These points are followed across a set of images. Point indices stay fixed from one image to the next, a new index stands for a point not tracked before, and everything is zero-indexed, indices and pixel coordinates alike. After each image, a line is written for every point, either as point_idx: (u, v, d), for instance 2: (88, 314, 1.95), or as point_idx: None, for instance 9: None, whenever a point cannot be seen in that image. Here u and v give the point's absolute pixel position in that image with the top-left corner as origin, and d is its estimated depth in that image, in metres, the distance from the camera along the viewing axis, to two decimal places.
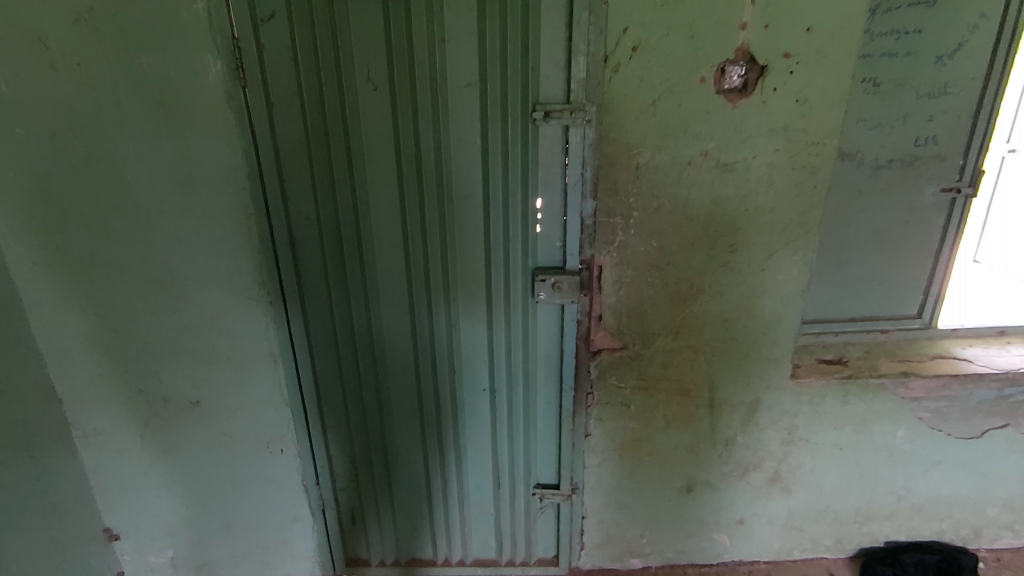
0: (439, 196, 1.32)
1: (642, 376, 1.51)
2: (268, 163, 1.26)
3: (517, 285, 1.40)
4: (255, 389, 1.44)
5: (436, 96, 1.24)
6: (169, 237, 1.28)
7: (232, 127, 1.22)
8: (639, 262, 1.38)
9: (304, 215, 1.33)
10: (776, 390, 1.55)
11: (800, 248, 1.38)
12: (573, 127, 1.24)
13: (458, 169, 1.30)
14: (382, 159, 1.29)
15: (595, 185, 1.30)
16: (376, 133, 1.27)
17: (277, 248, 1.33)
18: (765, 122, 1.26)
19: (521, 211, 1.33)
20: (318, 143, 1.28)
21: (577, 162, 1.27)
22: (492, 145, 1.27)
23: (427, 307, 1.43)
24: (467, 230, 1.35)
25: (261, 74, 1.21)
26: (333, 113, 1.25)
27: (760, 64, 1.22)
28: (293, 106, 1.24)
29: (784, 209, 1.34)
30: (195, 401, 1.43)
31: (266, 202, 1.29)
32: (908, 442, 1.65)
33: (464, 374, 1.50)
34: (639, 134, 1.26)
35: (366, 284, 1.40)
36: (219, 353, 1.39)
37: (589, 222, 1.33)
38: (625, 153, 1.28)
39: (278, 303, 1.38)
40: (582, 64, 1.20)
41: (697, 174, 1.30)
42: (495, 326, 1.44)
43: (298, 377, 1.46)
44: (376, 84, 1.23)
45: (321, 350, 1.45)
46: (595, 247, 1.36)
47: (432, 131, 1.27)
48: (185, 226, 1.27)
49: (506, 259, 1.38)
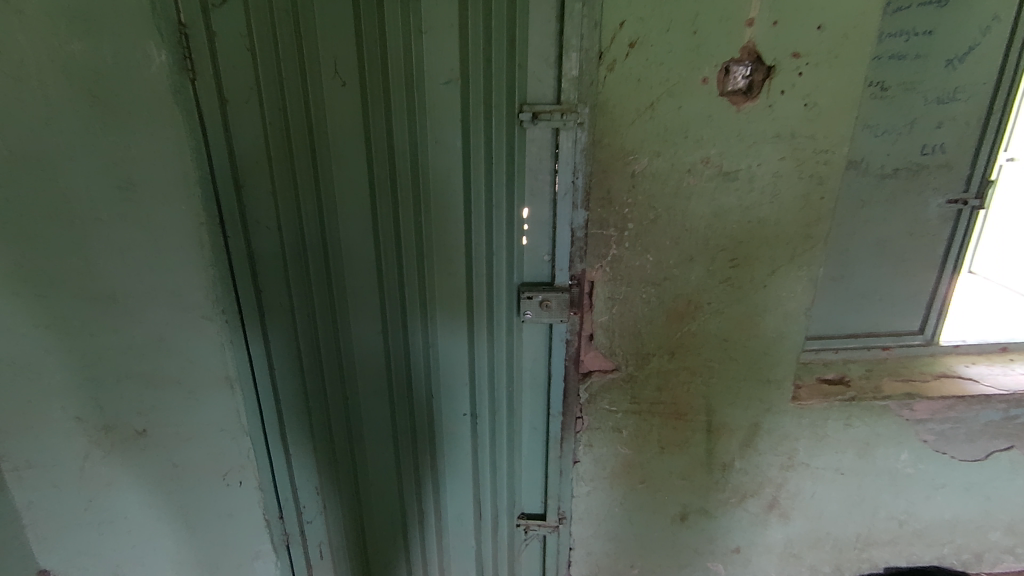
0: (416, 204, 1.20)
1: (636, 400, 1.40)
2: (222, 168, 1.13)
3: (502, 302, 1.28)
4: (210, 418, 1.27)
5: (413, 93, 1.12)
6: (109, 253, 1.09)
7: (179, 126, 1.06)
8: (634, 278, 1.27)
9: (263, 225, 1.19)
10: (777, 414, 1.45)
11: (806, 264, 1.29)
12: (564, 131, 1.13)
13: (438, 175, 1.17)
14: (352, 163, 1.16)
15: (587, 194, 1.18)
16: (344, 134, 1.14)
17: (234, 261, 1.20)
18: (771, 127, 1.16)
19: (506, 222, 1.21)
20: (280, 144, 1.14)
21: (567, 169, 1.15)
22: (475, 149, 1.15)
23: (403, 324, 1.31)
24: (447, 241, 1.22)
25: (213, 65, 1.07)
26: (296, 111, 1.12)
27: (767, 64, 1.11)
28: (250, 102, 1.10)
29: (789, 221, 1.24)
30: (142, 429, 1.23)
31: (221, 211, 1.16)
32: (912, 466, 1.57)
33: (443, 397, 1.38)
34: (635, 139, 1.15)
35: (334, 299, 1.27)
36: (169, 377, 1.21)
37: (580, 234, 1.21)
38: (620, 159, 1.17)
39: (234, 322, 1.24)
40: (575, 61, 1.09)
41: (697, 183, 1.19)
42: (477, 344, 1.32)
43: (259, 402, 1.32)
44: (343, 79, 1.11)
45: (284, 374, 1.32)
46: (586, 262, 1.25)
47: (408, 132, 1.14)
48: (128, 238, 1.09)
49: (490, 273, 1.25)
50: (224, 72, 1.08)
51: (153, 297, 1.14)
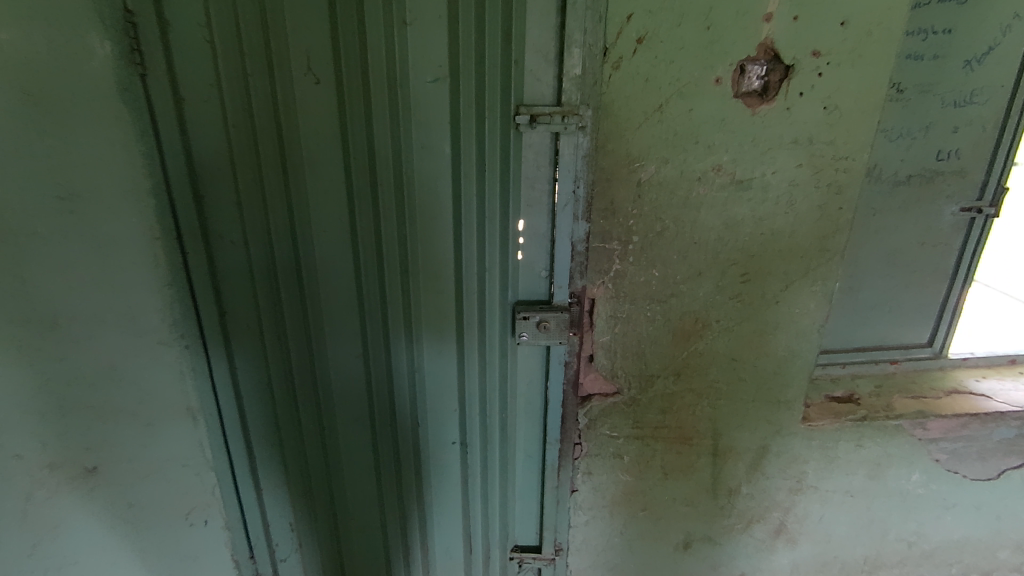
0: (401, 216, 1.08)
1: (639, 425, 1.30)
2: (178, 176, 0.98)
3: (494, 322, 1.18)
4: (170, 454, 1.11)
5: (396, 94, 1.00)
6: (44, 262, 0.87)
7: (126, 127, 0.90)
8: (638, 295, 1.17)
9: (227, 239, 1.05)
10: (787, 436, 1.37)
11: (820, 278, 1.20)
12: (565, 135, 1.02)
13: (424, 183, 1.06)
14: (329, 169, 1.03)
15: (589, 204, 1.07)
16: (319, 137, 1.02)
17: (195, 282, 1.06)
18: (787, 132, 1.07)
19: (499, 234, 1.11)
20: (245, 150, 1.00)
21: (568, 177, 1.05)
22: (466, 155, 1.04)
23: (385, 345, 1.19)
24: (434, 256, 1.11)
25: (164, 58, 0.92)
26: (264, 111, 0.99)
27: (786, 63, 1.02)
28: (211, 102, 0.96)
29: (804, 233, 1.16)
30: (93, 467, 1.00)
31: (179, 226, 1.02)
32: (923, 486, 1.50)
33: (429, 424, 1.26)
34: (641, 144, 1.05)
35: (308, 320, 1.15)
36: (122, 407, 1.01)
37: (581, 248, 1.10)
38: (626, 167, 1.06)
39: (195, 347, 1.10)
40: (578, 57, 0.98)
41: (707, 192, 1.10)
42: (467, 367, 1.21)
43: (224, 433, 1.19)
44: (317, 76, 0.98)
45: (252, 403, 1.19)
46: (587, 278, 1.14)
47: (390, 138, 1.02)
48: (69, 252, 0.89)
49: (482, 291, 1.15)
50: (179, 67, 0.94)
51: (100, 317, 0.95)
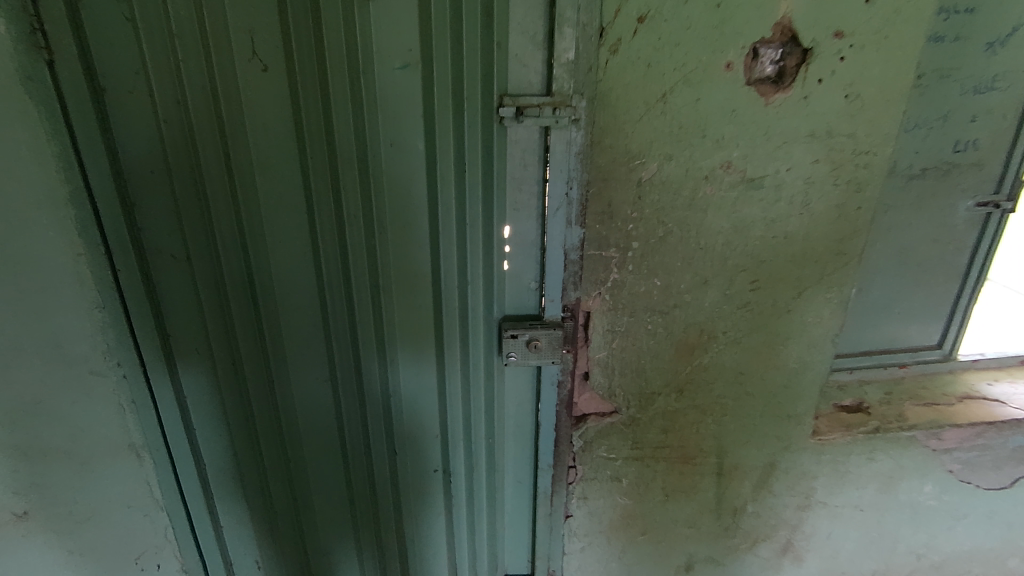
0: (369, 225, 0.94)
1: (638, 445, 1.19)
2: (101, 181, 0.82)
3: (479, 341, 1.05)
4: (113, 494, 0.98)
5: (357, 84, 0.85)
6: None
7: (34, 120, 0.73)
8: (638, 306, 1.05)
9: (167, 254, 0.91)
10: (796, 452, 1.27)
11: (835, 284, 1.09)
12: (556, 129, 0.89)
13: (395, 188, 0.92)
14: (283, 173, 0.88)
15: (583, 207, 0.96)
16: (269, 135, 0.86)
17: (131, 305, 0.90)
18: (805, 123, 0.95)
19: (482, 243, 0.98)
20: (180, 149, 0.85)
21: (560, 178, 0.93)
22: (443, 153, 0.90)
23: (356, 368, 1.05)
24: (409, 268, 0.98)
25: (76, 39, 0.76)
26: (200, 104, 0.83)
27: (804, 46, 0.90)
28: (138, 93, 0.81)
29: (820, 236, 1.05)
30: (21, 513, 0.91)
31: (107, 241, 0.85)
32: (936, 498, 1.41)
33: (408, 452, 1.13)
34: (642, 139, 0.92)
35: (265, 343, 1.00)
36: (51, 447, 0.90)
37: (575, 257, 0.99)
38: (625, 165, 0.94)
39: (136, 376, 0.94)
40: (570, 40, 0.85)
41: (714, 192, 0.98)
42: (449, 390, 1.08)
43: (174, 468, 1.04)
44: (265, 62, 0.82)
45: (207, 435, 1.05)
46: (581, 289, 1.02)
47: (354, 133, 0.88)
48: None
49: (464, 307, 1.02)
50: (96, 50, 0.78)
51: (19, 349, 0.82)
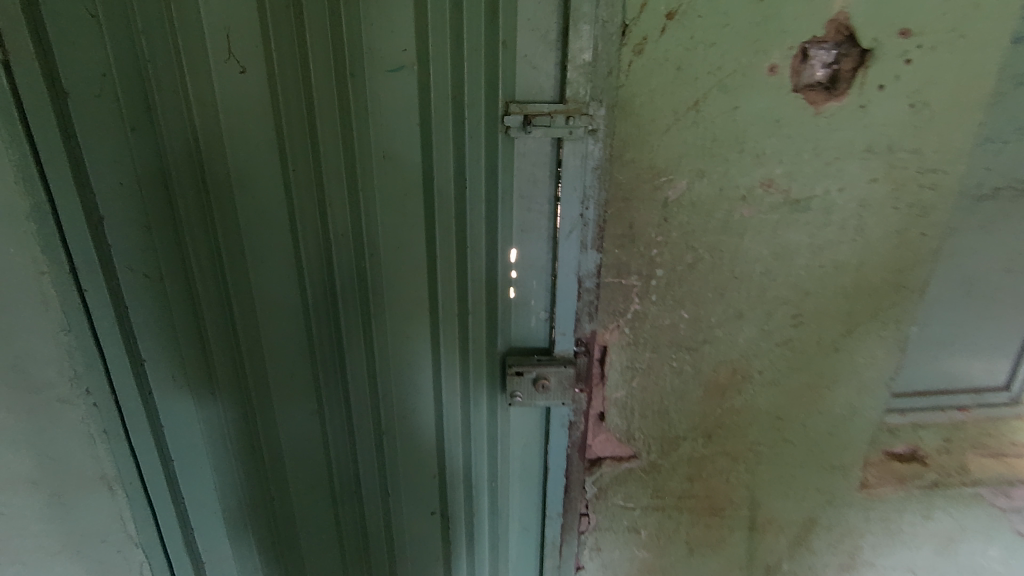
0: (358, 246, 0.84)
1: (659, 494, 1.07)
2: (66, 193, 0.73)
3: (480, 376, 0.95)
4: (81, 527, 0.91)
5: (344, 89, 0.76)
6: None
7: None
8: (661, 341, 0.93)
9: (139, 273, 0.81)
10: (840, 506, 1.12)
11: (892, 320, 0.95)
12: (570, 141, 0.78)
13: (388, 206, 0.82)
14: (263, 187, 0.79)
15: (601, 230, 0.85)
16: (247, 144, 0.76)
17: (100, 331, 0.82)
18: (861, 136, 0.82)
19: (484, 269, 0.87)
20: (149, 160, 0.75)
21: (574, 198, 0.82)
22: (443, 167, 0.80)
23: (345, 401, 0.95)
24: (403, 295, 0.88)
25: (36, 35, 0.67)
26: (171, 109, 0.73)
27: (862, 47, 0.77)
28: (106, 96, 0.71)
29: (876, 266, 0.91)
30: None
31: (73, 260, 0.77)
32: (1004, 563, 1.24)
33: (402, 492, 1.03)
34: (669, 153, 0.81)
35: (245, 374, 0.91)
36: (29, 475, 0.85)
37: (590, 285, 0.88)
38: (648, 182, 0.83)
39: (107, 406, 0.86)
40: (587, 38, 0.74)
41: (753, 214, 0.85)
42: (447, 428, 0.98)
43: (152, 506, 0.95)
44: (243, 64, 0.72)
45: (195, 469, 0.97)
46: (597, 320, 0.91)
47: (340, 145, 0.79)
48: None
49: (464, 338, 0.92)
50: (58, 46, 0.68)
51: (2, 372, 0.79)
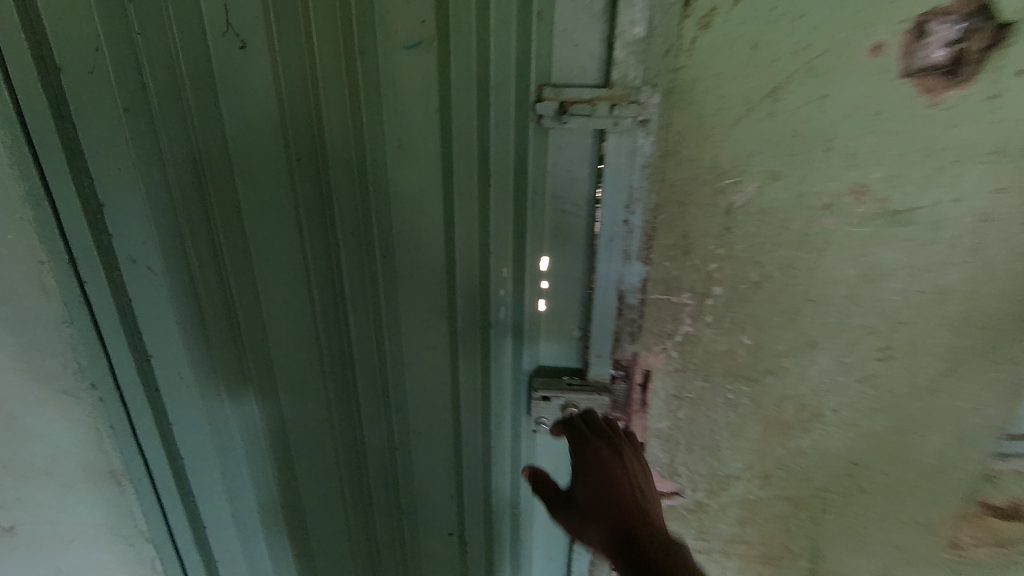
0: (368, 245, 0.75)
1: (704, 532, 0.96)
2: (58, 178, 0.69)
3: (504, 395, 0.85)
4: (93, 517, 0.91)
5: (352, 66, 0.66)
6: None
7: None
8: (714, 369, 0.81)
9: (141, 265, 0.75)
10: (921, 566, 0.96)
11: (1010, 362, 0.77)
12: (615, 134, 0.67)
13: (402, 200, 0.72)
14: (266, 176, 0.71)
15: (648, 239, 0.73)
16: (249, 127, 0.68)
17: (102, 323, 0.78)
18: (990, 135, 0.64)
19: (511, 278, 0.76)
20: (145, 145, 0.68)
21: (617, 201, 0.70)
22: (464, 159, 0.69)
23: (355, 411, 0.87)
24: (418, 302, 0.79)
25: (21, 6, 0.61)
26: (165, 90, 0.66)
27: (1000, 21, 0.59)
28: (98, 72, 0.64)
29: (996, 295, 0.73)
30: (8, 526, 0.89)
31: (71, 249, 0.73)
32: None
33: (417, 511, 0.96)
34: (735, 151, 0.67)
35: (248, 377, 0.84)
36: (30, 462, 0.85)
37: (632, 301, 0.77)
38: (708, 185, 0.69)
39: (113, 402, 0.83)
40: (640, 9, 0.61)
41: (838, 227, 0.70)
42: (465, 449, 0.89)
43: (160, 501, 0.92)
44: (242, 37, 0.64)
45: (204, 471, 0.91)
46: (639, 341, 0.80)
47: (349, 132, 0.69)
48: None
49: (486, 354, 0.81)
50: (47, 16, 0.62)
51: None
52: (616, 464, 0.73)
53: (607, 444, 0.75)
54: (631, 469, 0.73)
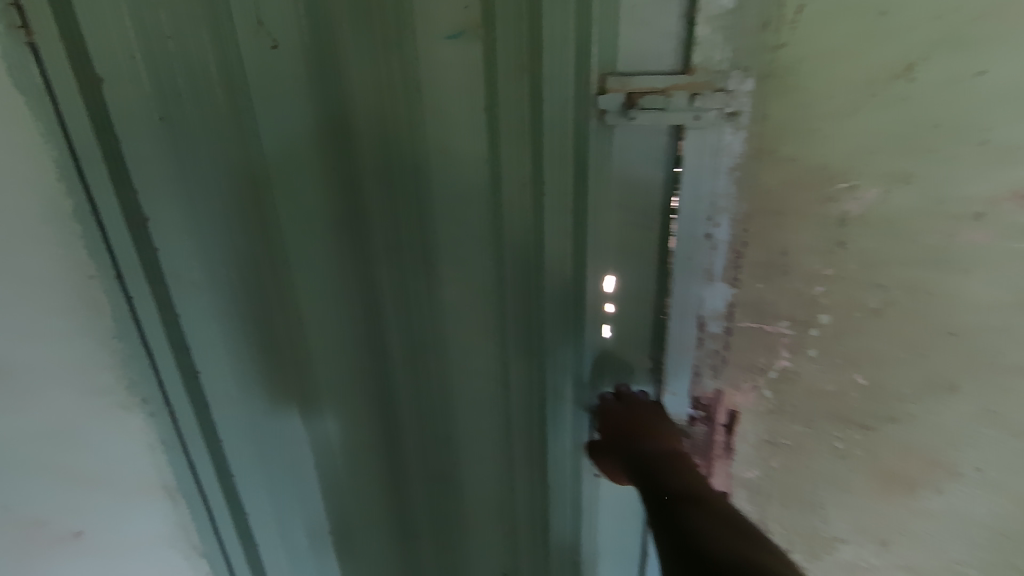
0: (404, 251, 0.74)
1: None
2: (104, 190, 0.63)
3: (563, 429, 0.75)
4: (152, 539, 0.83)
5: (384, 66, 0.65)
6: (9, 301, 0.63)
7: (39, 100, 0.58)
8: (818, 413, 0.67)
9: (188, 281, 0.69)
10: None
11: None
12: (694, 130, 0.56)
13: (445, 210, 0.69)
14: (304, 183, 0.70)
15: (737, 258, 0.62)
16: (290, 138, 0.67)
17: (149, 338, 0.71)
18: None
19: (570, 300, 0.68)
20: (184, 158, 0.64)
21: (698, 212, 0.60)
22: (516, 163, 0.63)
23: (395, 424, 0.86)
24: (461, 314, 0.75)
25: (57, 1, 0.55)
26: (199, 100, 0.62)
27: None
28: (136, 83, 0.59)
29: None
30: (76, 531, 0.77)
31: (118, 264, 0.67)
32: None
33: (465, 534, 0.91)
34: (852, 148, 0.53)
35: (293, 393, 0.82)
36: (90, 484, 0.75)
37: (716, 329, 0.66)
38: (814, 191, 0.56)
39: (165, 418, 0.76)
40: None
41: (989, 242, 0.51)
42: (517, 482, 0.82)
43: (214, 525, 0.85)
44: (275, 39, 0.62)
45: (255, 495, 0.84)
46: (724, 378, 0.69)
47: (382, 137, 0.68)
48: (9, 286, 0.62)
49: (542, 382, 0.74)
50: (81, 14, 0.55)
51: (38, 373, 0.67)
52: (624, 419, 0.69)
53: (625, 406, 0.70)
54: (642, 423, 0.68)
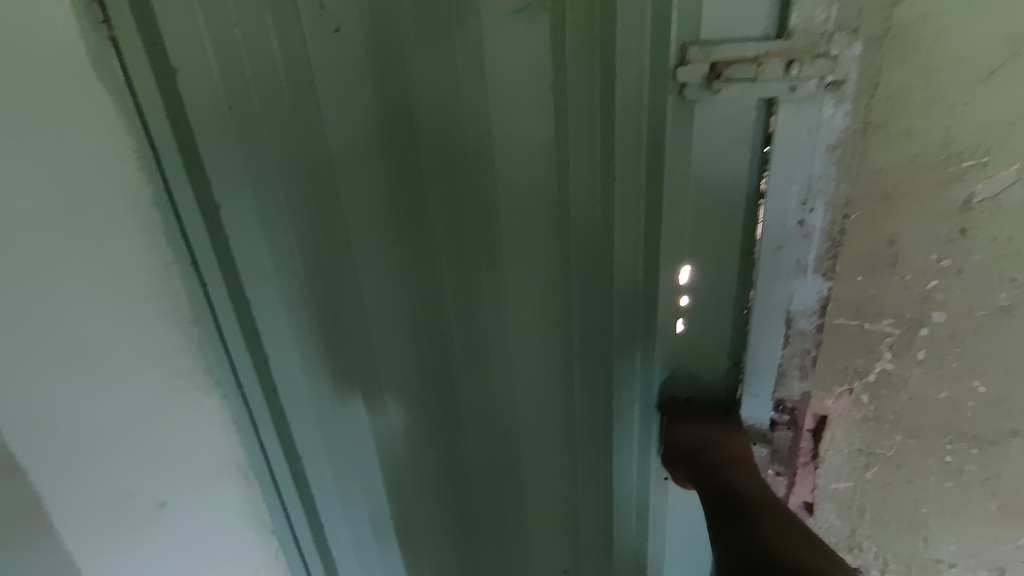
0: (470, 250, 0.68)
1: None
2: (179, 181, 0.68)
3: (629, 431, 0.71)
4: (224, 527, 0.85)
5: (452, 49, 0.58)
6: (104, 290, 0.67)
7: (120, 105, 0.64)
8: (925, 421, 0.60)
9: (257, 268, 0.71)
10: None
11: None
12: (789, 103, 0.50)
13: (511, 201, 0.64)
14: (368, 175, 0.66)
15: (834, 247, 0.55)
16: (350, 126, 0.63)
17: (223, 323, 0.77)
18: None
19: (641, 293, 0.64)
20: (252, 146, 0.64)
21: (790, 196, 0.54)
22: (584, 147, 0.58)
23: (459, 429, 0.81)
24: (525, 310, 0.71)
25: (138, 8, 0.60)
26: (264, 90, 0.61)
27: None
28: (208, 72, 0.61)
29: None
30: (161, 502, 0.77)
31: (193, 250, 0.72)
32: None
33: (527, 535, 0.88)
34: (984, 118, 0.47)
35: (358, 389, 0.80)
36: (180, 462, 0.78)
37: (805, 326, 0.60)
38: (934, 169, 0.49)
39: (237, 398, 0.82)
40: None
41: None
42: (581, 481, 0.79)
43: (283, 503, 0.90)
44: (337, 22, 0.58)
45: (321, 478, 0.86)
46: (813, 381, 0.62)
47: (450, 126, 0.62)
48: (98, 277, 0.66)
49: (608, 380, 0.69)
50: (158, 13, 0.59)
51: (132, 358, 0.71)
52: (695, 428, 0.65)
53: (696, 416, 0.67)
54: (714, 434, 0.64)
